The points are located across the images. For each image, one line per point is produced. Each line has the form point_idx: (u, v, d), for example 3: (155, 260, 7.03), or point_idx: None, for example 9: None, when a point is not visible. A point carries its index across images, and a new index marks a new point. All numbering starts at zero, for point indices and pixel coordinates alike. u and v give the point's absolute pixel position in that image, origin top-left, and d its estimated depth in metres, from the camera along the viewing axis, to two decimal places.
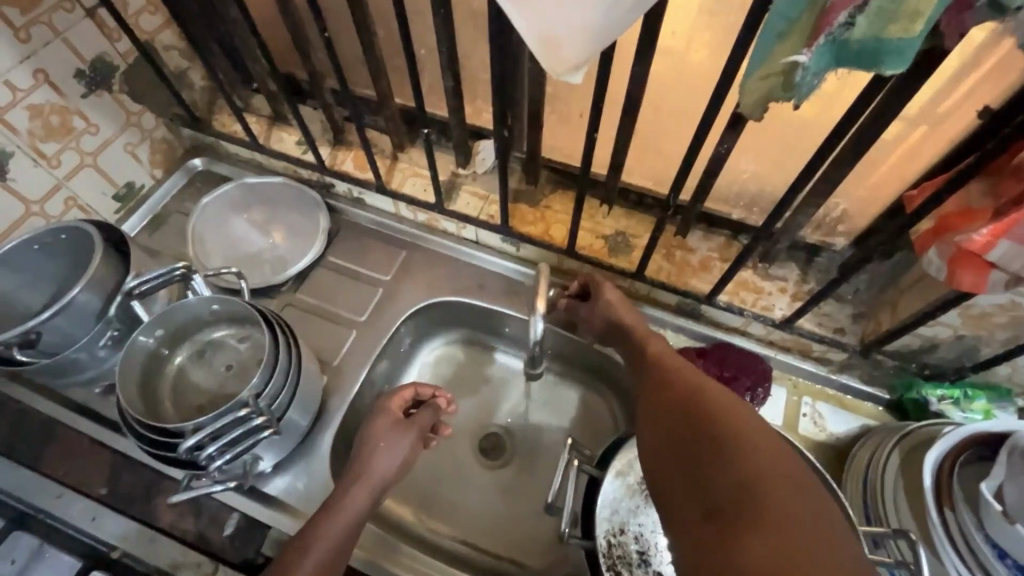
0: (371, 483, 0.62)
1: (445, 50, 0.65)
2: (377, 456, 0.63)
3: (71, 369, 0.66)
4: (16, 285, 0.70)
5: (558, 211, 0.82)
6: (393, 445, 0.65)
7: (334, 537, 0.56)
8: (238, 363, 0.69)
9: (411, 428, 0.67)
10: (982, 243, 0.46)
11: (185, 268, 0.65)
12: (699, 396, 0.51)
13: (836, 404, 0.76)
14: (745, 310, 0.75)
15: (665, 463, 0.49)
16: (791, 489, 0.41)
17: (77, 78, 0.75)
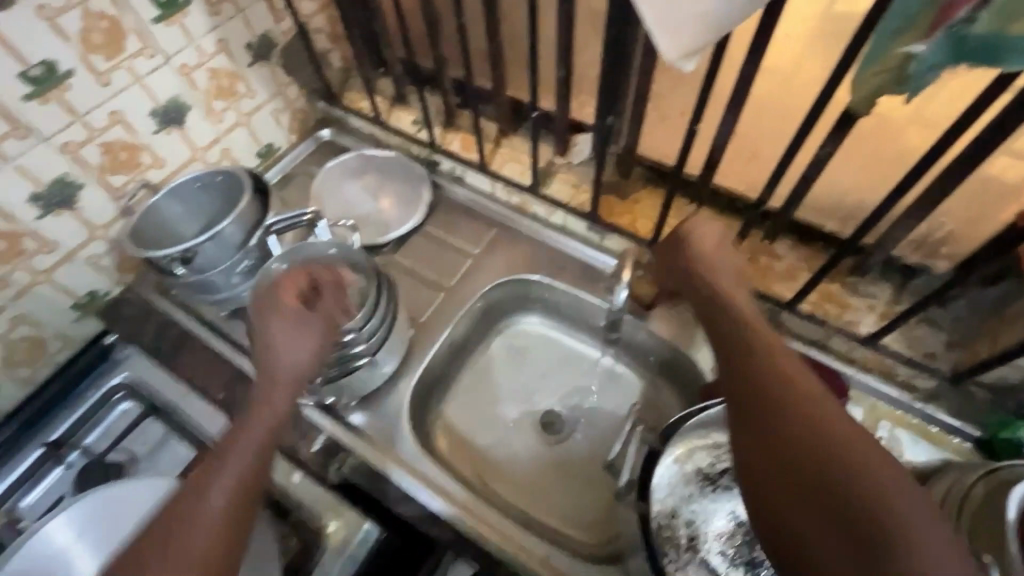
0: (280, 398, 0.60)
1: (564, 43, 0.70)
2: (278, 364, 0.61)
3: (209, 288, 0.78)
4: (178, 214, 0.84)
5: (646, 206, 0.86)
6: (289, 345, 0.61)
7: (256, 437, 0.57)
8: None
9: (302, 327, 0.63)
10: None
11: (311, 214, 0.76)
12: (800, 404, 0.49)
13: (918, 433, 0.72)
14: (828, 321, 0.75)
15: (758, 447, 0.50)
16: (892, 484, 0.43)
17: (247, 49, 0.88)
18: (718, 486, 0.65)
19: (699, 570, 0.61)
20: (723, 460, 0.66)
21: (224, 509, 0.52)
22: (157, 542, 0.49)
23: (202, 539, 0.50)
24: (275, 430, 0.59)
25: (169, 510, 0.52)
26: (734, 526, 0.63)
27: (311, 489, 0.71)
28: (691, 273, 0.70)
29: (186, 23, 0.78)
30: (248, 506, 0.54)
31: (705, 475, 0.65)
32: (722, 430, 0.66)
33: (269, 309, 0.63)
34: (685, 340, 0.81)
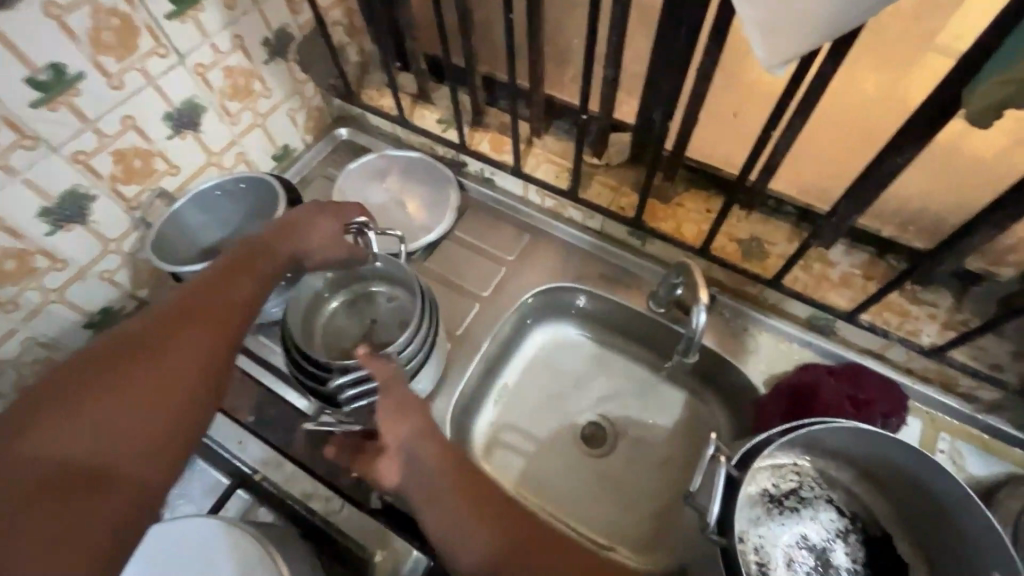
0: (267, 270, 0.64)
1: (616, 39, 0.66)
2: (279, 245, 0.66)
3: None
4: (205, 223, 0.83)
5: (689, 209, 0.81)
6: (305, 243, 0.67)
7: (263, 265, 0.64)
8: (381, 319, 0.75)
9: (314, 227, 0.67)
10: None
11: (364, 222, 0.67)
12: (471, 532, 0.56)
13: (978, 444, 0.70)
14: (890, 333, 0.71)
15: None
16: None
17: (263, 44, 0.82)
18: (784, 508, 0.62)
19: None
20: (787, 479, 0.63)
21: (212, 336, 0.56)
22: (174, 322, 0.55)
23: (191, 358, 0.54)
24: (259, 288, 0.63)
25: (153, 320, 0.55)
26: (804, 550, 0.60)
27: (357, 517, 0.68)
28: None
29: (200, 19, 0.72)
30: (230, 341, 0.58)
31: (770, 497, 0.63)
32: (787, 451, 0.63)
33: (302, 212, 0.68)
34: (734, 350, 0.78)
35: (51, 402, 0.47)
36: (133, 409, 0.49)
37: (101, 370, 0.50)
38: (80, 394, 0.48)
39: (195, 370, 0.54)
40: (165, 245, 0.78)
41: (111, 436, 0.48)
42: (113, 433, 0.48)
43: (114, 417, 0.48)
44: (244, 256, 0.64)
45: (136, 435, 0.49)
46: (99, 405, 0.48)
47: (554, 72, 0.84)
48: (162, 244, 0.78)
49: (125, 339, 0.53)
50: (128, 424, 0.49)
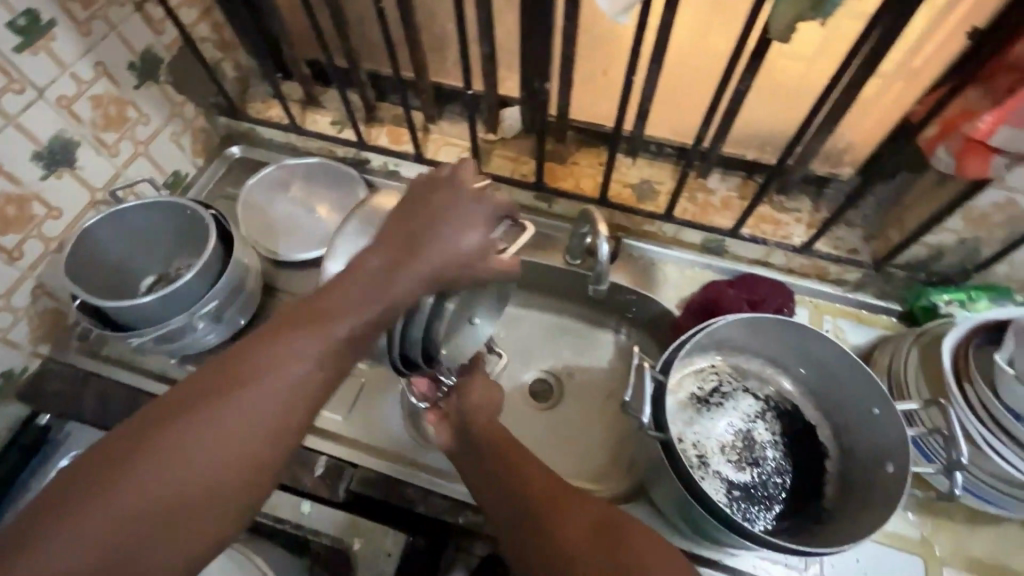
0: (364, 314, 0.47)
1: (484, 15, 0.70)
2: (382, 279, 0.49)
3: (173, 337, 0.73)
4: (130, 243, 0.80)
5: (585, 165, 0.88)
6: (404, 275, 0.49)
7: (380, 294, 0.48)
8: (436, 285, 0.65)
9: (431, 250, 0.50)
10: (985, 129, 0.48)
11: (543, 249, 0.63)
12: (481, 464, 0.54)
13: (854, 319, 0.83)
14: (768, 240, 0.82)
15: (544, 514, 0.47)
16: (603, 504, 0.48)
17: (129, 69, 0.79)
18: (711, 405, 0.71)
19: (716, 482, 0.66)
20: (708, 380, 0.72)
21: (281, 399, 0.44)
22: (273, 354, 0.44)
23: (241, 432, 0.42)
24: (347, 346, 0.47)
25: (203, 378, 0.43)
26: (733, 435, 0.69)
27: (329, 512, 0.69)
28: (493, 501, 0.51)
29: (53, 49, 0.69)
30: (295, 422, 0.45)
31: (698, 398, 0.71)
32: (702, 355, 0.72)
33: (418, 223, 0.51)
34: (648, 284, 0.86)
35: (140, 434, 0.40)
36: (165, 488, 0.39)
37: (144, 430, 0.40)
38: (164, 430, 0.40)
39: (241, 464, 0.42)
40: (81, 271, 0.75)
41: (120, 539, 0.37)
42: (131, 520, 0.38)
43: (127, 517, 0.38)
44: (337, 287, 0.48)
45: (142, 543, 0.38)
46: (114, 488, 0.38)
47: (434, 58, 0.87)
48: (78, 265, 0.74)
49: (174, 397, 0.42)
50: (149, 510, 0.38)
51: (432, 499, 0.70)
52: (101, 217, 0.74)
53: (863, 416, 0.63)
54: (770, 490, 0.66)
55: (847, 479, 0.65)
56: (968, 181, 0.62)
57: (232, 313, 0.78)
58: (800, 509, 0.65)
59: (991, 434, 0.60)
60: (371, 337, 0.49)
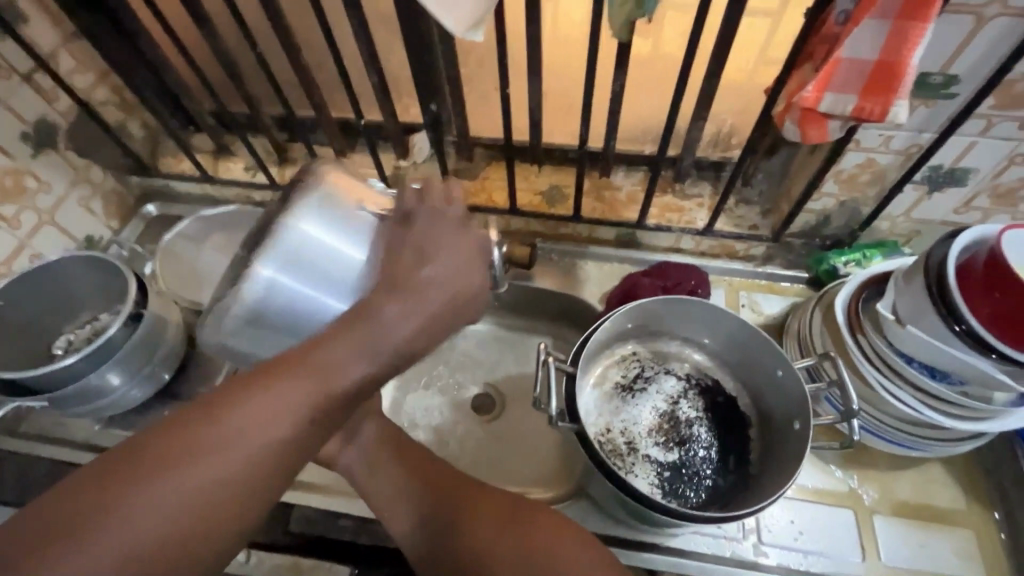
0: (349, 367, 0.47)
1: (366, 48, 0.73)
2: (377, 326, 0.48)
3: (92, 393, 0.71)
4: (44, 305, 0.79)
5: (495, 179, 0.91)
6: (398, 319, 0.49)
7: (368, 346, 0.48)
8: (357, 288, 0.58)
9: (434, 291, 0.50)
10: (813, 98, 0.51)
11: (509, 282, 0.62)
12: (409, 485, 0.61)
13: (767, 291, 0.86)
14: (673, 227, 0.86)
15: (468, 528, 0.56)
16: (517, 509, 0.57)
17: (23, 140, 0.79)
18: (636, 391, 0.73)
19: (645, 466, 0.67)
20: (631, 368, 0.74)
21: (265, 452, 0.45)
22: (259, 409, 0.45)
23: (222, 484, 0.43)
24: (336, 401, 0.47)
25: (189, 426, 0.43)
26: (660, 418, 0.71)
27: (269, 557, 0.68)
28: (428, 528, 0.58)
29: None
30: (277, 470, 0.46)
31: (623, 387, 0.73)
32: (623, 344, 0.74)
33: (418, 259, 0.51)
34: (570, 284, 0.89)
35: (120, 484, 0.41)
36: (145, 538, 0.40)
37: (122, 481, 0.41)
38: (142, 483, 0.41)
39: (219, 513, 0.43)
40: None
41: None
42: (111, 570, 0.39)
43: (104, 563, 0.39)
44: (332, 331, 0.48)
45: None
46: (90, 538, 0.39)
47: (335, 93, 0.90)
48: None
49: (161, 443, 0.43)
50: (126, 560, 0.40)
51: (373, 526, 0.70)
52: (10, 280, 0.74)
53: (768, 378, 0.67)
54: (695, 465, 0.68)
55: (768, 444, 0.67)
56: (828, 147, 0.67)
57: (155, 366, 0.77)
58: (725, 480, 0.67)
59: (885, 379, 0.64)
60: (367, 388, 0.49)
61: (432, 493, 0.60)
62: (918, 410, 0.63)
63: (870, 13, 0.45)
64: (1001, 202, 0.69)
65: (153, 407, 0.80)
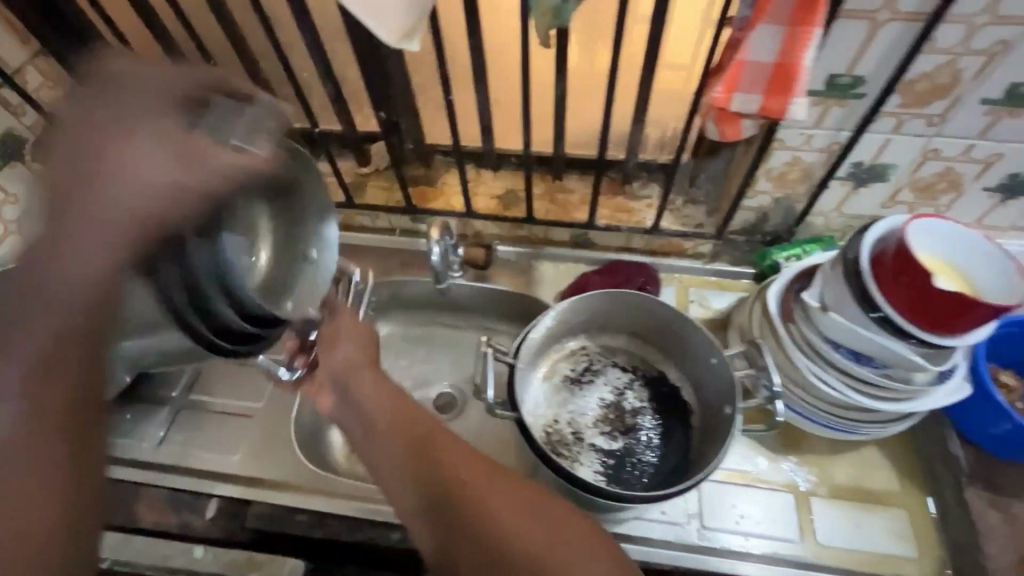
0: (59, 310, 0.38)
1: (318, 59, 0.76)
2: (60, 260, 0.39)
3: None
4: None
5: (453, 184, 0.94)
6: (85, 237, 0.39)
7: (59, 280, 0.38)
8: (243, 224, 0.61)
9: (107, 191, 0.40)
10: (722, 99, 0.55)
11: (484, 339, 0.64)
12: (410, 465, 0.53)
13: (716, 287, 0.89)
14: (623, 227, 0.89)
15: (485, 518, 0.49)
16: (521, 488, 0.52)
17: None
18: (583, 384, 0.75)
19: (590, 455, 0.70)
20: (580, 361, 0.77)
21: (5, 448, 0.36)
22: None
23: None
24: (56, 352, 0.38)
25: None
26: (606, 409, 0.73)
27: (225, 552, 0.69)
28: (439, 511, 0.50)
29: None
30: (64, 440, 0.38)
31: (571, 380, 0.75)
32: (571, 338, 0.77)
33: (79, 176, 0.40)
34: (526, 284, 0.92)
35: None
36: None
37: None
38: None
39: (40, 512, 0.37)
40: None
41: None
42: None
43: None
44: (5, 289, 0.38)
45: None
46: None
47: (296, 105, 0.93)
48: None
49: None
50: None
51: (328, 521, 0.71)
52: None
53: (704, 368, 0.70)
54: (638, 453, 0.70)
55: (706, 430, 0.70)
56: (756, 146, 0.70)
57: None
58: (666, 466, 0.69)
59: (815, 366, 0.67)
60: (89, 320, 0.39)
61: (433, 471, 0.52)
62: (845, 394, 0.66)
63: (762, 20, 0.49)
64: (922, 196, 0.73)
65: None
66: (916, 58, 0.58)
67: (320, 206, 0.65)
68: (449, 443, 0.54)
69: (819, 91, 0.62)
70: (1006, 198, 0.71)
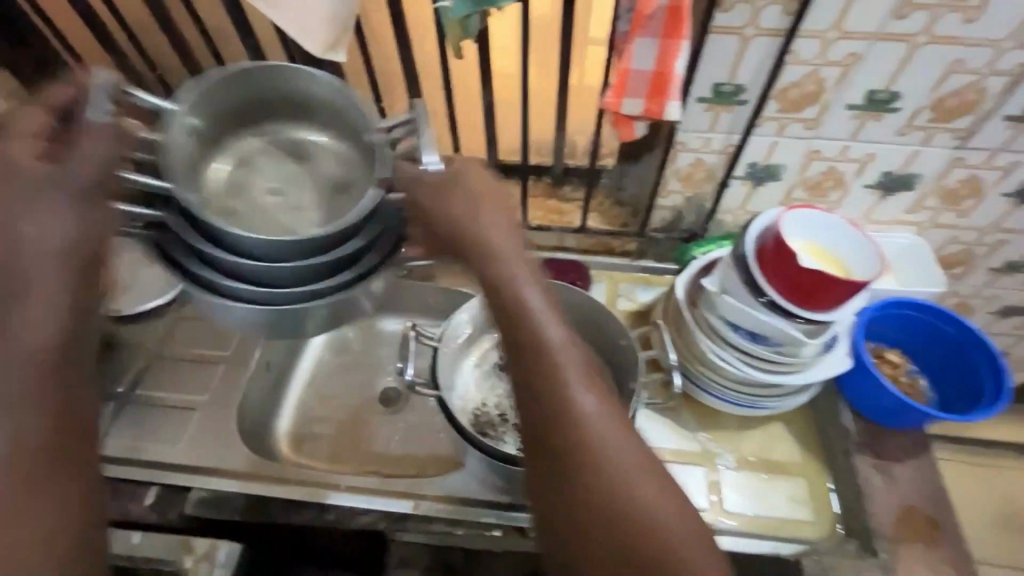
0: (48, 296, 0.40)
1: None
2: (29, 258, 0.41)
3: None
4: None
5: None
6: (44, 220, 0.41)
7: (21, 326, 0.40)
8: (286, 181, 0.53)
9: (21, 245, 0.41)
10: (615, 103, 0.62)
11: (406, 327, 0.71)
12: (536, 381, 0.46)
13: (644, 281, 0.94)
14: (554, 227, 0.95)
15: (609, 475, 0.43)
16: (641, 454, 0.45)
17: None
18: None
19: (513, 434, 0.75)
20: None
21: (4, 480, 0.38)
22: None
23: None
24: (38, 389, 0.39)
25: None
26: None
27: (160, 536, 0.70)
28: (564, 449, 0.44)
29: None
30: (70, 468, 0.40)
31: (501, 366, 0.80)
32: (501, 328, 0.82)
33: None
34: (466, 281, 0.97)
35: None
36: None
37: None
38: None
39: (59, 530, 0.39)
40: None
41: None
42: None
43: None
44: None
45: None
46: None
47: None
48: None
49: None
50: None
51: (266, 504, 0.75)
52: None
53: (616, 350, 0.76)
54: None
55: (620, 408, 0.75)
56: (659, 148, 0.78)
57: None
58: None
59: (717, 346, 0.73)
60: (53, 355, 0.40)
61: (562, 407, 0.45)
62: (744, 371, 0.72)
63: (639, 34, 0.56)
64: (813, 193, 0.81)
65: None
66: (784, 68, 0.66)
67: (285, 83, 0.51)
68: (580, 387, 0.45)
69: (708, 98, 0.70)
70: (886, 194, 0.80)
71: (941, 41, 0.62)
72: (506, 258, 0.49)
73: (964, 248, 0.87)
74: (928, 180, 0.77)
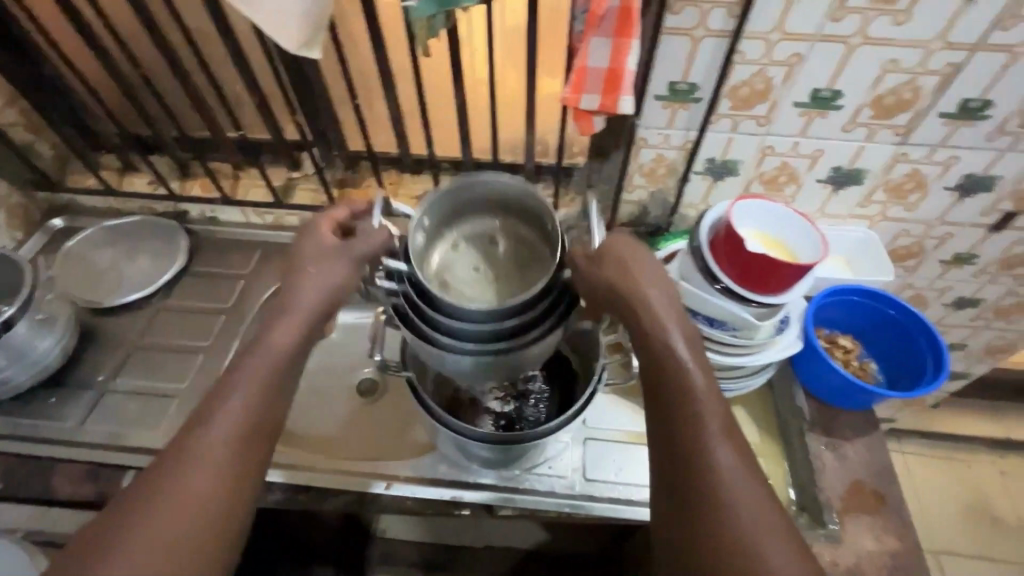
0: (299, 332, 0.56)
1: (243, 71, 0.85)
2: (303, 301, 0.58)
3: None
4: None
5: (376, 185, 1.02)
6: (327, 276, 0.59)
7: (276, 350, 0.55)
8: (483, 259, 0.63)
9: (301, 294, 0.58)
10: (573, 98, 0.65)
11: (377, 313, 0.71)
12: (668, 427, 0.50)
13: None
14: None
15: (730, 521, 0.46)
16: (761, 505, 0.47)
17: None
18: None
19: (483, 415, 0.78)
20: None
21: (218, 462, 0.48)
22: (196, 438, 0.49)
23: (193, 501, 0.46)
24: (266, 401, 0.53)
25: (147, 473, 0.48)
26: None
27: None
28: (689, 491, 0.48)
29: None
30: (255, 469, 0.51)
31: None
32: None
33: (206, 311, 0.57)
34: None
35: (103, 536, 0.44)
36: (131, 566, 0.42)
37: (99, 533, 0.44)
38: (116, 525, 0.44)
39: (231, 512, 0.48)
40: None
41: None
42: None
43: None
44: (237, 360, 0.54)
45: None
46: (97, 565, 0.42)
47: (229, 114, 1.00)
48: None
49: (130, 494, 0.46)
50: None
51: None
52: None
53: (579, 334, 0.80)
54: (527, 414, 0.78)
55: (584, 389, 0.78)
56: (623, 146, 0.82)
57: (40, 352, 0.83)
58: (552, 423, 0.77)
59: None
60: (283, 386, 0.55)
61: (691, 449, 0.49)
62: None
63: (593, 33, 0.60)
64: (770, 187, 0.85)
65: (42, 395, 0.86)
66: (733, 67, 0.70)
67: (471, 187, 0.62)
68: (720, 436, 0.49)
69: (664, 96, 0.74)
70: (838, 188, 0.84)
71: (875, 43, 0.66)
72: (660, 316, 0.54)
73: (915, 241, 0.92)
74: (875, 174, 0.81)
